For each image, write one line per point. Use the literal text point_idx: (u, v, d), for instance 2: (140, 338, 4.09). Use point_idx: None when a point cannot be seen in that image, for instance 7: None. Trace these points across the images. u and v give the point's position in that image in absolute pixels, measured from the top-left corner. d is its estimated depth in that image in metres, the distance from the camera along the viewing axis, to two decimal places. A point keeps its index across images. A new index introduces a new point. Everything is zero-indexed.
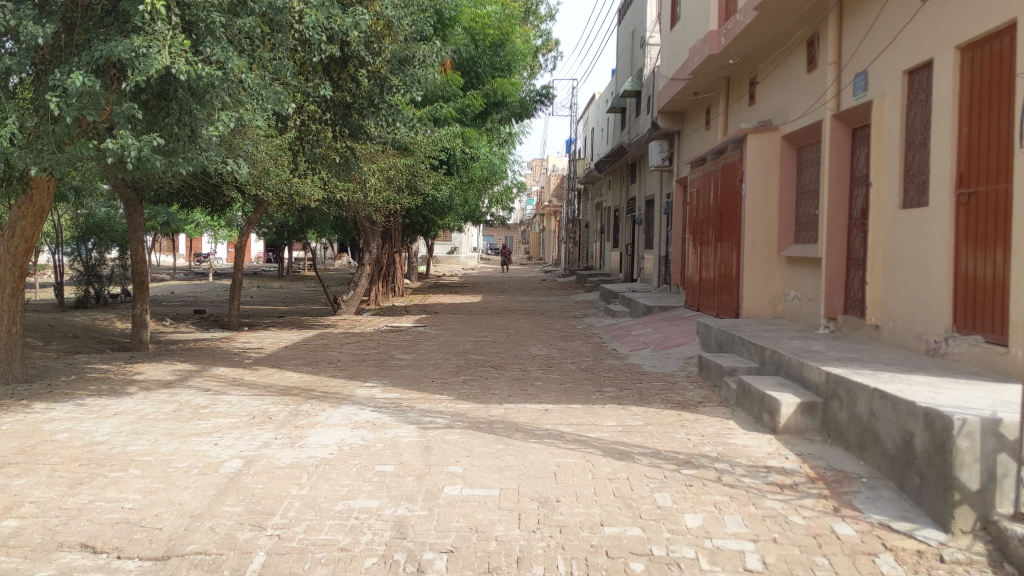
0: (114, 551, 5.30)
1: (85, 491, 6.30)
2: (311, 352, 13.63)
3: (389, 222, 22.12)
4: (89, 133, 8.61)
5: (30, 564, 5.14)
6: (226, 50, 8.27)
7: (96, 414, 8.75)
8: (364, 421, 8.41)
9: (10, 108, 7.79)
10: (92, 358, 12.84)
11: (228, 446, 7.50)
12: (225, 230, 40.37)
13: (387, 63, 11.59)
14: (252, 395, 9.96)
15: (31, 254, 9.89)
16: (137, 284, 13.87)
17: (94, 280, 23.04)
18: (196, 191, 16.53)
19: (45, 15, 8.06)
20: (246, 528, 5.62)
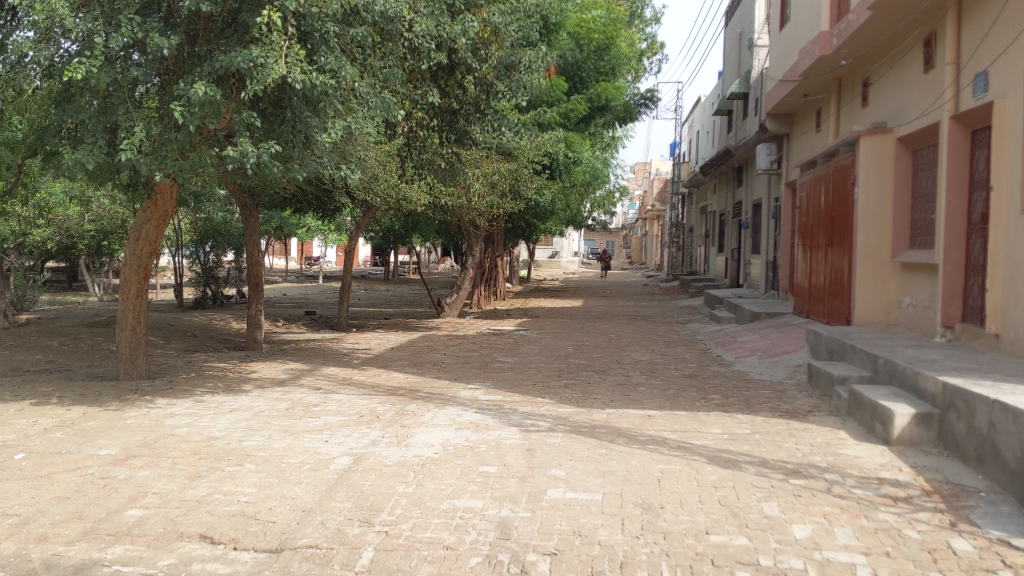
0: (230, 543, 5.51)
1: (203, 484, 6.57)
2: (416, 353, 13.88)
3: (492, 226, 22.24)
4: (210, 140, 8.99)
5: (153, 553, 5.39)
6: (339, 60, 8.50)
7: (213, 410, 9.10)
8: (467, 422, 8.52)
9: (137, 117, 8.20)
10: (210, 357, 13.37)
11: (338, 444, 7.71)
12: (334, 234, 41.44)
13: (493, 69, 11.72)
14: (360, 394, 10.21)
15: (155, 256, 10.35)
16: (252, 285, 14.37)
17: (211, 282, 24.18)
18: (307, 196, 17.02)
19: (170, 28, 8.48)
20: (356, 523, 5.77)
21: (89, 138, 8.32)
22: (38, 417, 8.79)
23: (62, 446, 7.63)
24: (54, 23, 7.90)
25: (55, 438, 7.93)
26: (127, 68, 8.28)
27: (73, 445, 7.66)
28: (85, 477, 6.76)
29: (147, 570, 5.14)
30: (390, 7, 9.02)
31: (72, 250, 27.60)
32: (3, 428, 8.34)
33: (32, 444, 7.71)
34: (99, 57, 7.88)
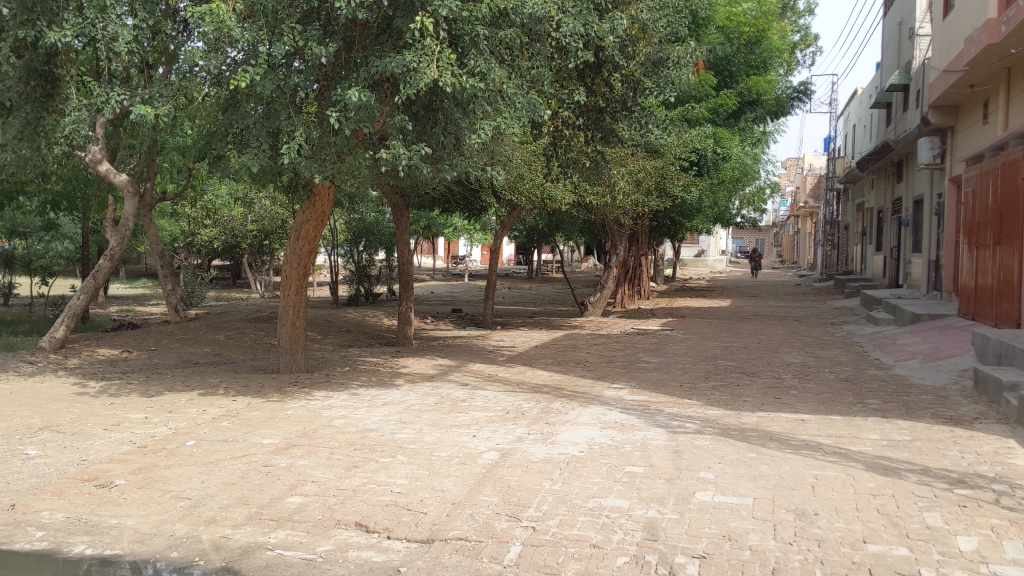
0: (384, 532, 5.70)
1: (358, 474, 6.81)
2: (561, 352, 13.94)
3: (637, 224, 22.07)
4: (365, 144, 9.32)
5: (312, 538, 5.63)
6: (488, 63, 8.59)
7: (367, 403, 9.43)
8: (613, 421, 8.50)
9: (298, 122, 8.60)
10: (363, 352, 13.81)
11: (485, 439, 7.84)
12: (480, 234, 42.06)
13: (641, 66, 11.61)
14: (507, 390, 10.35)
15: (313, 255, 10.78)
16: (403, 283, 14.74)
17: (364, 279, 24.82)
18: (455, 196, 17.33)
19: (328, 36, 8.80)
20: (503, 518, 5.86)
21: (254, 143, 8.77)
22: (207, 406, 9.31)
23: (229, 435, 8.07)
24: (223, 35, 8.36)
25: (223, 426, 8.39)
26: (289, 75, 8.66)
27: (238, 433, 8.08)
28: (250, 464, 7.13)
29: (308, 555, 5.38)
30: (538, 9, 9.07)
31: (236, 250, 29.07)
32: (177, 416, 8.89)
33: (202, 432, 8.18)
34: (263, 64, 8.29)
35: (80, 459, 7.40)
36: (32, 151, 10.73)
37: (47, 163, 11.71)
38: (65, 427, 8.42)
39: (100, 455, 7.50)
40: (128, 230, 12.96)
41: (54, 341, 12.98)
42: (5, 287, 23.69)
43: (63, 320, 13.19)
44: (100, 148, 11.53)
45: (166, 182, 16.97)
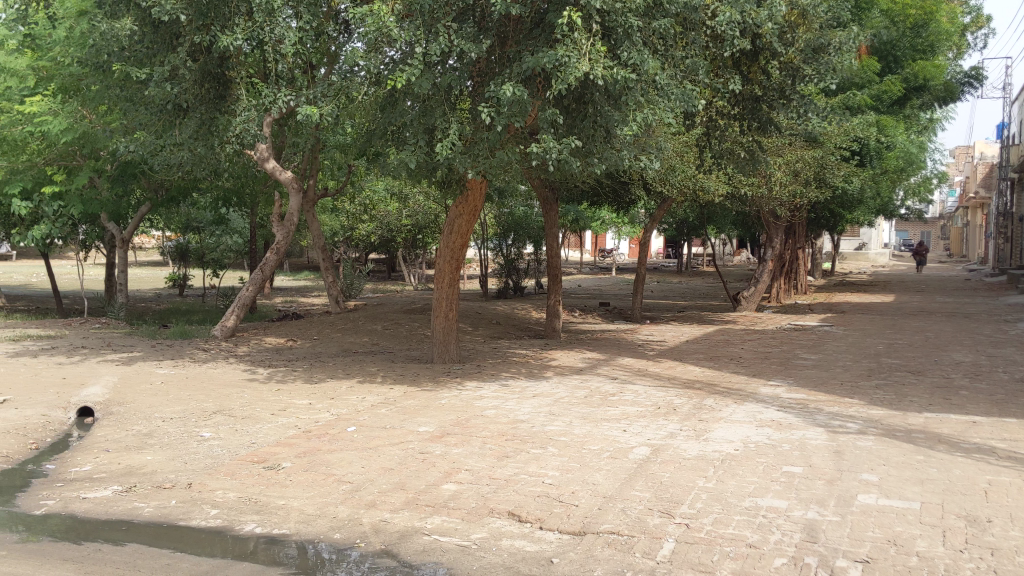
0: (537, 523, 5.76)
1: (511, 464, 6.90)
2: (713, 347, 13.69)
3: (794, 216, 21.38)
4: (517, 138, 9.42)
5: (466, 526, 5.75)
6: (641, 54, 8.46)
7: (518, 395, 9.53)
8: (769, 420, 8.28)
9: (452, 119, 8.78)
10: (513, 344, 13.96)
11: (636, 433, 7.79)
12: (629, 228, 41.75)
13: (800, 52, 11.24)
14: (657, 385, 10.25)
15: (466, 249, 10.96)
16: (553, 277, 14.79)
17: (513, 273, 25.12)
18: (605, 189, 17.26)
19: (483, 32, 8.93)
20: (656, 514, 5.80)
21: (411, 140, 9.02)
22: (366, 394, 9.64)
23: (387, 421, 8.34)
24: (382, 35, 8.62)
25: (381, 414, 8.67)
26: (444, 73, 8.84)
27: (396, 421, 8.33)
28: (407, 451, 7.33)
29: (463, 541, 5.49)
30: None
31: (392, 244, 29.93)
32: (338, 403, 9.24)
33: (362, 418, 8.47)
34: (420, 64, 8.51)
35: (250, 442, 7.80)
36: (207, 150, 11.36)
37: (219, 162, 12.37)
38: (236, 411, 8.90)
39: (268, 438, 7.88)
40: (292, 225, 13.53)
41: (226, 330, 13.70)
42: (180, 279, 25.18)
43: (234, 310, 13.91)
44: (267, 146, 12.06)
45: (327, 179, 17.62)
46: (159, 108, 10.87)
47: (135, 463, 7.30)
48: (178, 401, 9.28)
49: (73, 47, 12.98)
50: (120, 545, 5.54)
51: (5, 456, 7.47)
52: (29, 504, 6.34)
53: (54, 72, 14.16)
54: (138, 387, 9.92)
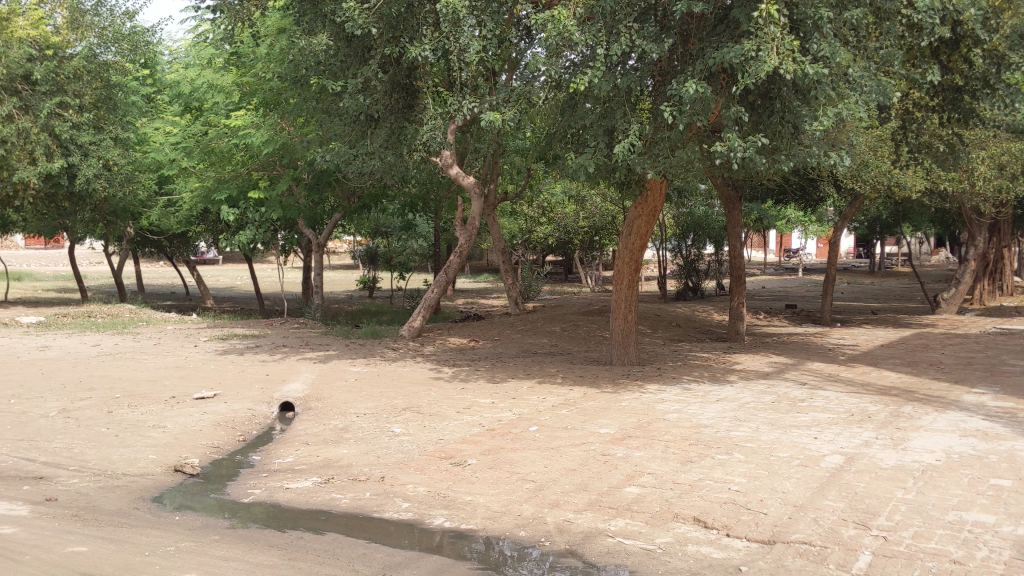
0: (723, 529, 5.65)
1: (695, 469, 6.80)
2: (910, 352, 13.01)
3: (1000, 212, 19.99)
4: (698, 137, 9.24)
5: (652, 529, 5.72)
6: (833, 46, 8.08)
7: (701, 399, 9.39)
8: (973, 429, 7.79)
9: (633, 119, 8.74)
10: (694, 347, 13.75)
11: (828, 441, 7.51)
12: (816, 226, 40.20)
13: (1006, 38, 10.53)
14: (849, 392, 9.84)
15: (645, 250, 10.87)
16: (735, 279, 14.48)
17: (693, 274, 24.69)
18: (791, 186, 16.74)
19: (665, 31, 8.82)
20: (851, 525, 5.58)
21: (591, 142, 9.08)
22: (547, 395, 9.75)
23: (569, 422, 8.40)
24: (564, 40, 8.72)
25: (563, 414, 8.75)
26: (625, 74, 8.87)
27: (578, 422, 8.38)
28: (589, 453, 7.36)
29: (648, 545, 5.46)
30: None
31: (570, 245, 30.13)
32: (520, 403, 9.40)
33: (544, 418, 8.58)
34: (602, 65, 8.55)
35: (438, 438, 8.05)
36: (396, 159, 11.80)
37: (407, 170, 12.82)
38: (423, 408, 9.21)
39: (454, 436, 8.10)
40: (474, 229, 13.82)
41: (412, 330, 14.20)
42: (369, 282, 26.29)
43: (420, 311, 14.40)
44: (451, 154, 12.39)
45: (507, 183, 17.96)
46: (352, 119, 11.38)
47: (331, 456, 7.68)
48: (370, 398, 9.69)
49: (273, 63, 13.77)
50: (320, 533, 5.84)
51: (217, 446, 8.03)
52: (238, 491, 6.80)
53: (256, 88, 15.07)
54: (334, 383, 10.44)
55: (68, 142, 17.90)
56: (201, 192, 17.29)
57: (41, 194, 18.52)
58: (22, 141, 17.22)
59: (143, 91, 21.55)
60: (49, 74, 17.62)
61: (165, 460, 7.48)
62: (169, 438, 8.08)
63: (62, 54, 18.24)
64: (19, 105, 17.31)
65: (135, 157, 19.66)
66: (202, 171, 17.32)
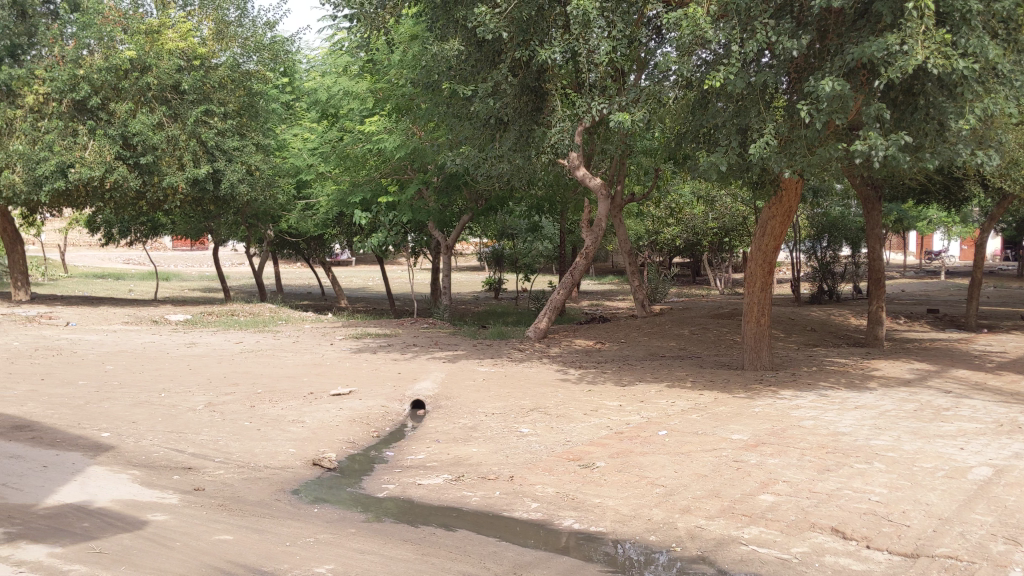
0: (863, 540, 5.47)
1: (833, 478, 6.60)
2: None
3: None
4: (836, 136, 9.00)
5: (787, 539, 5.58)
6: (982, 39, 7.75)
7: (838, 406, 9.09)
8: None
9: (768, 117, 8.58)
10: (830, 352, 13.34)
11: (975, 453, 7.17)
12: (961, 228, 38.28)
13: None
14: (998, 401, 9.35)
15: (779, 252, 10.61)
16: (874, 282, 13.98)
17: (828, 277, 23.88)
18: (935, 185, 16.02)
19: (802, 27, 8.63)
20: (1001, 540, 5.31)
21: (724, 141, 8.94)
22: (675, 398, 9.64)
23: (700, 427, 8.28)
24: (697, 38, 8.62)
25: (693, 419, 8.62)
26: (760, 72, 8.70)
27: (708, 427, 8.25)
28: (721, 459, 7.24)
29: (783, 554, 5.33)
30: None
31: (698, 246, 29.70)
32: (648, 406, 9.32)
33: (674, 422, 8.48)
34: (736, 63, 8.41)
35: (566, 439, 8.06)
36: (525, 162, 11.90)
37: (535, 172, 12.90)
38: (551, 409, 9.23)
39: (582, 438, 8.11)
40: (601, 230, 13.78)
41: (538, 332, 14.28)
42: (496, 283, 26.55)
43: (546, 313, 14.46)
44: (578, 155, 12.40)
45: (634, 184, 17.84)
46: (482, 123, 11.54)
47: (462, 453, 7.80)
48: (499, 398, 9.79)
49: (406, 69, 14.07)
50: (452, 530, 5.93)
51: (352, 441, 8.27)
52: (373, 486, 6.98)
53: (389, 93, 15.45)
54: (464, 383, 10.60)
55: (214, 149, 18.76)
56: (336, 196, 17.86)
57: (189, 200, 19.46)
58: (171, 148, 18.14)
59: (282, 99, 22.41)
60: (196, 84, 18.51)
61: (304, 453, 7.76)
62: (307, 432, 8.37)
63: (207, 64, 19.15)
64: (169, 113, 18.25)
65: (274, 163, 20.45)
66: (337, 176, 17.89)
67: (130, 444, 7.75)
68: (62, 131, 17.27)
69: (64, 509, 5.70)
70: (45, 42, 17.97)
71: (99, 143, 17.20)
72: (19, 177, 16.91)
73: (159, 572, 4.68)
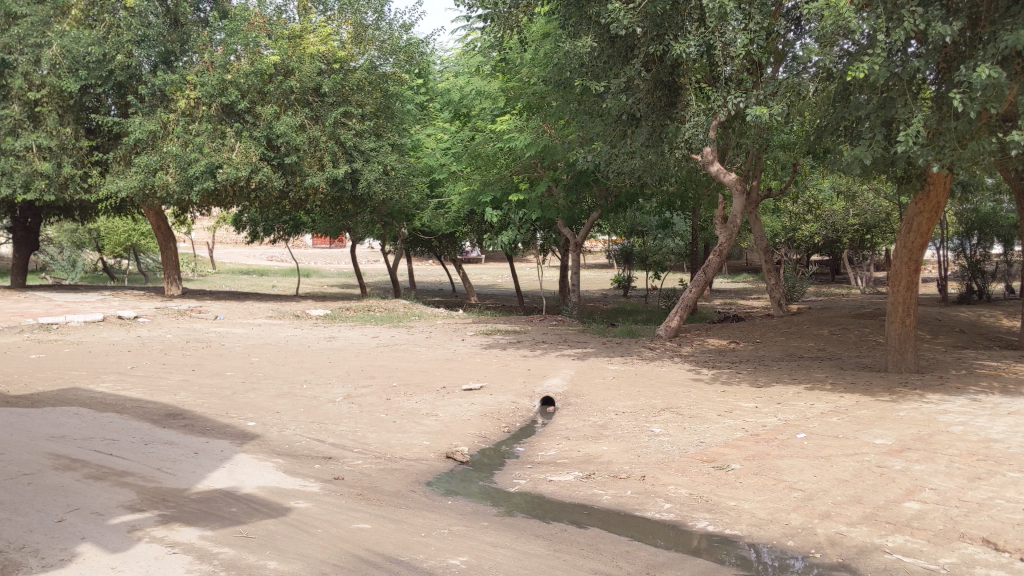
0: (1016, 553, 5.18)
1: (984, 487, 6.26)
2: None
3: None
4: (989, 127, 8.54)
5: (933, 548, 5.33)
6: None
7: (990, 411, 8.62)
8: None
9: (916, 108, 8.20)
10: (980, 354, 12.67)
11: None
12: None
13: None
14: None
15: (926, 249, 10.15)
16: None
17: (977, 276, 22.69)
18: None
19: (953, 13, 8.22)
20: None
21: (868, 134, 8.63)
22: (814, 401, 9.35)
23: (841, 431, 7.99)
24: (840, 27, 8.34)
25: (833, 422, 8.34)
26: (907, 61, 8.34)
27: (850, 431, 7.97)
28: (863, 464, 6.98)
29: (929, 565, 5.10)
30: None
31: (838, 243, 28.74)
32: (785, 408, 9.08)
33: (813, 426, 8.22)
34: (880, 53, 8.09)
35: (699, 440, 7.94)
36: (658, 157, 11.77)
37: (668, 168, 12.75)
38: (683, 409, 9.11)
39: (716, 439, 7.96)
40: (736, 226, 13.50)
41: (669, 330, 14.12)
42: (626, 281, 26.39)
43: (678, 311, 14.28)
44: (713, 150, 12.20)
45: (770, 180, 17.40)
46: (615, 119, 11.52)
47: (592, 451, 7.79)
48: (630, 397, 9.72)
49: (538, 68, 14.12)
50: (584, 528, 5.92)
51: (484, 435, 8.37)
52: (505, 480, 7.05)
53: (521, 92, 15.58)
54: (594, 380, 10.58)
55: (352, 149, 19.30)
56: (468, 195, 18.16)
57: (328, 199, 20.18)
58: (312, 149, 18.78)
59: (417, 100, 22.92)
60: (335, 87, 19.11)
61: (437, 446, 7.90)
62: (440, 426, 8.53)
63: (346, 67, 19.75)
64: (311, 115, 18.94)
65: (409, 162, 20.94)
66: (469, 175, 18.17)
67: (274, 434, 8.06)
68: (212, 133, 18.14)
69: (214, 494, 5.97)
70: (196, 49, 18.85)
71: (245, 144, 18.02)
72: (172, 177, 17.81)
73: (302, 558, 4.85)
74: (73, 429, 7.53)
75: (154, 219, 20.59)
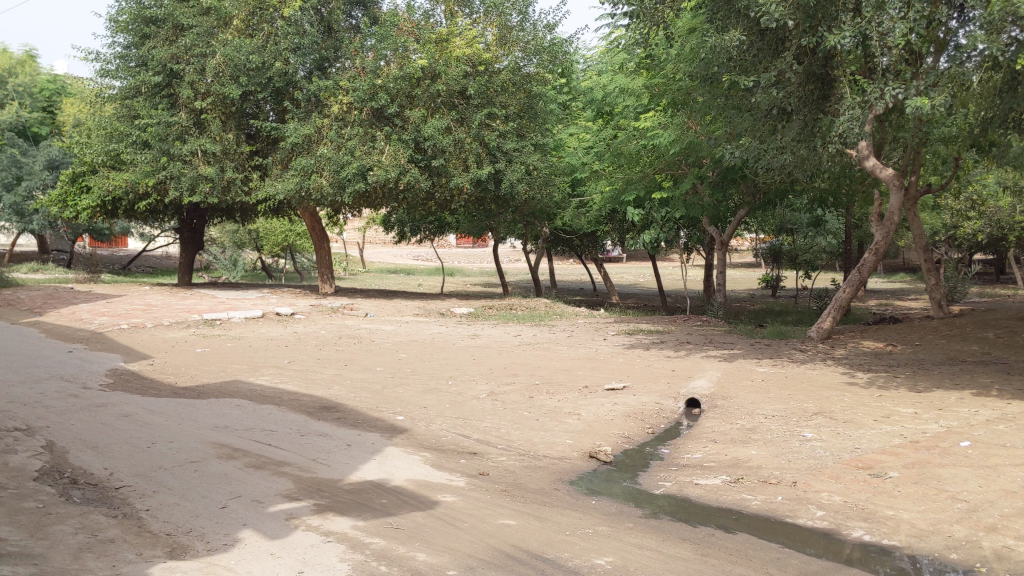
0: None
1: None
2: None
3: None
4: None
5: None
6: None
7: None
8: None
9: None
10: None
11: None
12: None
13: None
14: None
15: None
16: None
17: None
18: None
19: None
20: None
21: None
22: (979, 408, 8.84)
23: (1009, 440, 7.53)
24: (1010, 12, 7.87)
25: (1000, 430, 7.87)
26: None
27: (1019, 440, 7.49)
28: None
29: None
30: None
31: (1004, 241, 27.09)
32: (946, 414, 8.62)
33: (977, 434, 7.78)
34: None
35: (854, 447, 7.65)
36: (810, 152, 11.41)
37: (820, 163, 12.34)
38: (836, 414, 8.79)
39: (872, 445, 7.65)
40: (893, 224, 12.92)
41: (821, 331, 13.66)
42: (774, 281, 25.68)
43: (830, 312, 13.79)
44: (868, 144, 11.71)
45: (930, 175, 16.57)
46: (765, 113, 11.24)
47: (740, 455, 7.62)
48: (779, 400, 9.44)
49: (683, 63, 13.87)
50: (732, 533, 5.80)
51: (628, 436, 8.32)
52: (650, 482, 6.98)
53: (666, 88, 15.40)
54: (741, 383, 10.34)
55: (496, 150, 19.51)
56: (611, 194, 18.09)
57: (473, 199, 20.54)
58: (458, 151, 19.16)
59: (560, 99, 23.00)
60: (481, 89, 19.38)
61: (580, 445, 7.90)
62: (583, 425, 8.53)
63: (491, 69, 20.00)
64: (457, 117, 19.31)
65: (552, 162, 21.05)
66: (612, 173, 18.09)
67: (421, 428, 8.25)
68: (362, 136, 18.75)
69: (366, 486, 6.16)
70: (348, 55, 19.54)
71: (394, 147, 18.54)
72: (326, 180, 18.52)
73: (450, 550, 4.94)
74: (234, 420, 7.91)
75: (308, 219, 21.42)
